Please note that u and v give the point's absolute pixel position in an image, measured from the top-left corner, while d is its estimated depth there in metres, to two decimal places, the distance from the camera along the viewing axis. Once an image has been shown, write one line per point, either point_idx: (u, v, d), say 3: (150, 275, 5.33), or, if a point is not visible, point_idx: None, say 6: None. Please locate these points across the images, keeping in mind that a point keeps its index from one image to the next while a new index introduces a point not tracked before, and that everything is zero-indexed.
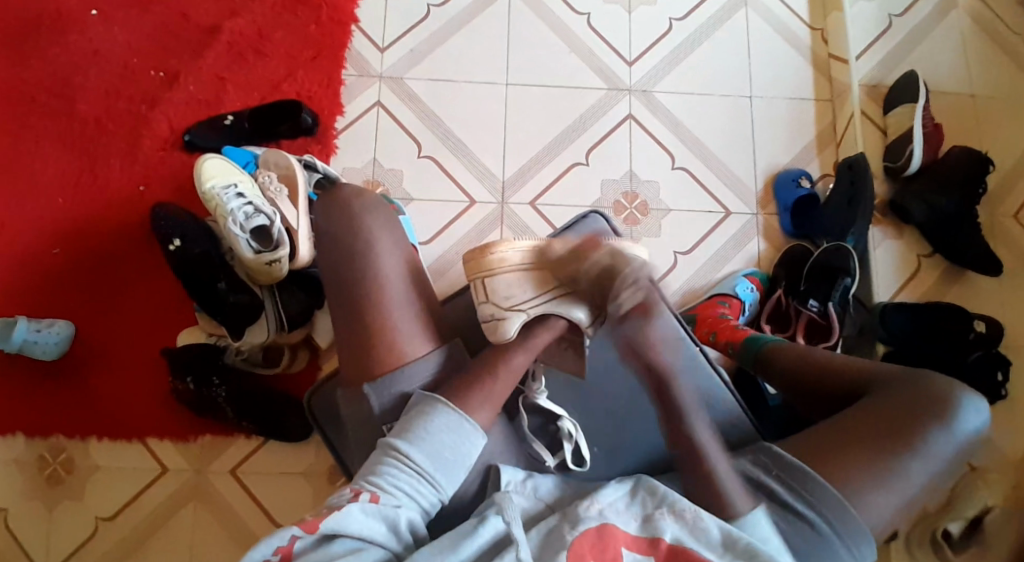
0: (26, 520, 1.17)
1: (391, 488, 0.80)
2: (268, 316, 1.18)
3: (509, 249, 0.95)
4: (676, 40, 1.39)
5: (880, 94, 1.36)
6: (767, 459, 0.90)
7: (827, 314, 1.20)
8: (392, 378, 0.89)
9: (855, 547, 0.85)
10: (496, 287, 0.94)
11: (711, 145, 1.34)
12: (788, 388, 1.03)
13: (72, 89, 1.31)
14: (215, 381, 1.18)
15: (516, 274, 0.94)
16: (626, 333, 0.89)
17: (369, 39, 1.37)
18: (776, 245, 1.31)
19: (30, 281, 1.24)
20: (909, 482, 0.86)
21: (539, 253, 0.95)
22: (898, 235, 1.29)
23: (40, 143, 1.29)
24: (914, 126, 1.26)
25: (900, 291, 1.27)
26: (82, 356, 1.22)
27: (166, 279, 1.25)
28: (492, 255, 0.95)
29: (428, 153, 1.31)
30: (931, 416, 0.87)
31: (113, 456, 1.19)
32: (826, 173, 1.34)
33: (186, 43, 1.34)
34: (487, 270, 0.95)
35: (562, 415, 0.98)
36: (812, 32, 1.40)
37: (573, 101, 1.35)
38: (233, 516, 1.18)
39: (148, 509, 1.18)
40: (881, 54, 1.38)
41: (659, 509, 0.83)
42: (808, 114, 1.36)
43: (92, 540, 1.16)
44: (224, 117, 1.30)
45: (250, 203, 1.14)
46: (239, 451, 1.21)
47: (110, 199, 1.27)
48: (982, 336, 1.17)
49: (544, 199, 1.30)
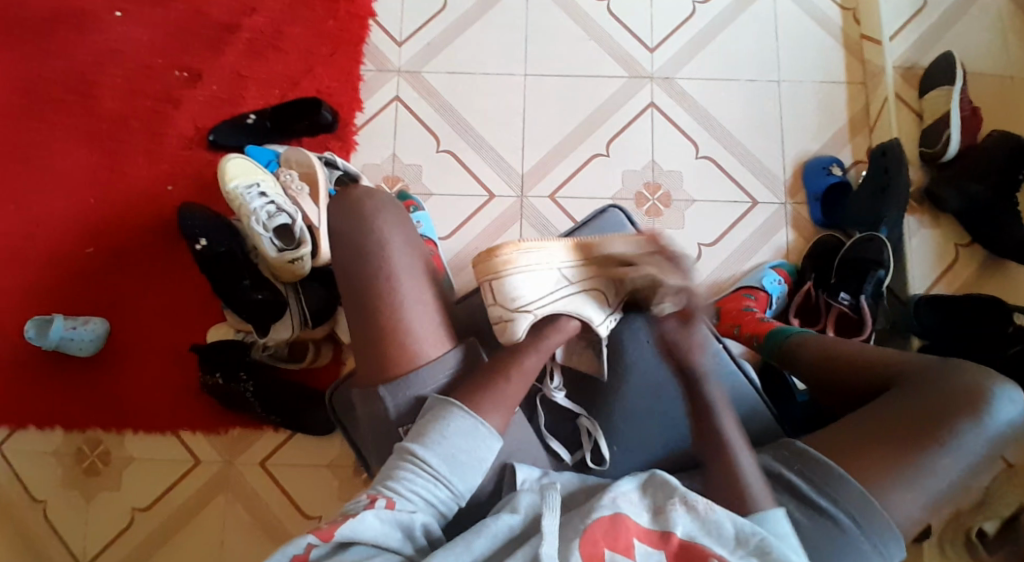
0: (67, 510, 1.22)
1: (407, 493, 0.81)
2: (292, 313, 1.20)
3: (515, 250, 0.95)
4: (700, 23, 1.35)
5: (916, 75, 1.30)
6: (789, 455, 0.88)
7: (858, 307, 1.16)
8: (406, 382, 0.89)
9: (882, 546, 0.82)
10: (503, 289, 0.94)
11: (737, 132, 1.31)
12: (813, 381, 1.00)
13: (100, 90, 1.34)
14: (243, 376, 1.21)
15: (529, 278, 0.94)
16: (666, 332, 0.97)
17: (387, 33, 1.37)
18: (805, 235, 1.27)
19: (65, 280, 1.28)
20: (939, 478, 0.83)
21: (549, 254, 0.96)
22: (934, 224, 1.25)
23: (71, 144, 1.33)
24: (951, 109, 1.20)
25: (936, 281, 1.23)
26: (117, 351, 1.26)
27: (193, 277, 1.28)
28: (498, 259, 0.94)
29: (447, 147, 1.31)
30: (961, 410, 0.84)
31: (147, 449, 1.24)
32: (858, 160, 1.29)
33: (208, 42, 1.36)
34: (493, 273, 0.95)
35: (580, 412, 0.99)
36: (843, 12, 1.35)
37: (594, 90, 1.33)
38: (262, 507, 1.21)
39: (180, 500, 1.22)
40: (916, 33, 1.32)
41: (671, 501, 0.81)
42: (839, 97, 1.32)
43: (129, 529, 1.21)
44: (247, 116, 1.31)
45: (272, 203, 1.16)
46: (268, 443, 1.24)
47: (139, 199, 1.30)
48: (1020, 329, 1.09)
49: (563, 192, 1.29)
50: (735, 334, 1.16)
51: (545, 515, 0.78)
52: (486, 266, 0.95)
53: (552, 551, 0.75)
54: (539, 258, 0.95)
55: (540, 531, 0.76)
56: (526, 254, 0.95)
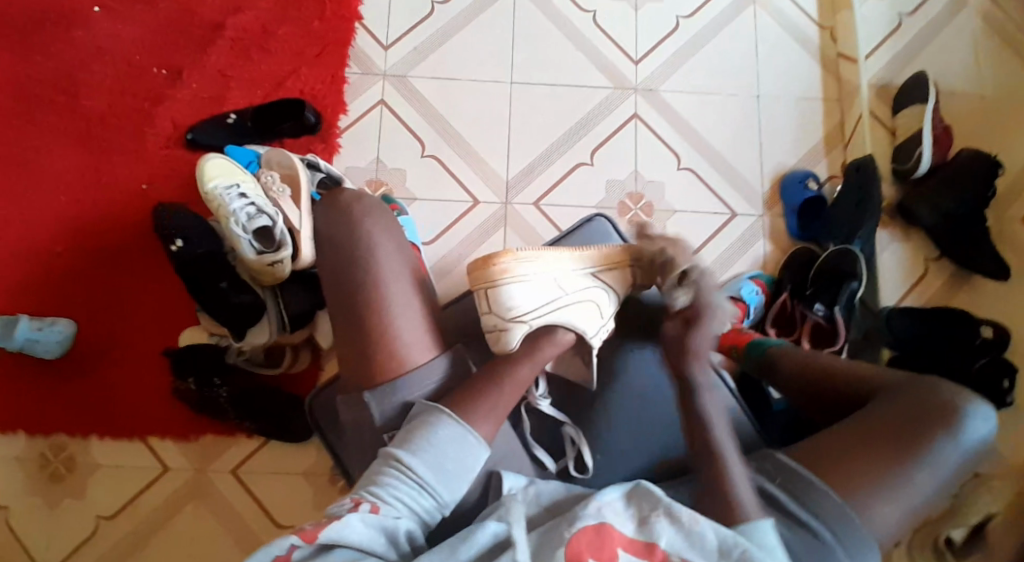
0: (25, 518, 1.17)
1: (391, 499, 0.79)
2: (270, 317, 1.17)
3: (511, 260, 0.95)
4: (684, 37, 1.37)
5: (891, 95, 1.34)
6: (772, 468, 0.89)
7: (833, 319, 1.18)
8: (395, 387, 0.87)
9: (861, 560, 0.84)
10: (499, 298, 0.93)
11: (718, 144, 1.33)
12: (792, 392, 1.02)
13: (73, 85, 1.30)
14: (217, 381, 1.19)
15: (526, 286, 0.94)
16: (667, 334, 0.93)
17: (373, 36, 1.36)
18: (782, 248, 1.30)
19: (31, 278, 1.23)
20: (914, 494, 0.85)
21: (546, 264, 0.97)
22: (905, 238, 1.29)
23: (41, 138, 1.28)
24: (924, 127, 1.24)
25: (906, 294, 1.26)
26: (86, 353, 1.22)
27: (168, 278, 1.25)
28: (495, 267, 0.94)
29: (432, 152, 1.30)
30: (937, 427, 0.86)
31: (115, 455, 1.20)
32: (834, 175, 1.32)
33: (188, 39, 1.33)
34: (489, 281, 0.94)
35: (566, 420, 0.98)
36: (822, 30, 1.39)
37: (579, 99, 1.34)
38: (234, 516, 1.18)
39: (147, 508, 1.18)
40: (891, 54, 1.36)
41: (656, 511, 0.81)
42: (817, 114, 1.35)
43: (93, 538, 1.16)
44: (227, 115, 1.29)
45: (252, 204, 1.14)
46: (240, 450, 1.21)
47: (112, 196, 1.27)
48: (989, 341, 1.15)
49: (548, 199, 1.29)
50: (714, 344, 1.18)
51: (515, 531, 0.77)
52: (480, 275, 0.95)
53: (529, 559, 0.75)
54: (537, 268, 0.96)
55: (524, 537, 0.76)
56: (523, 264, 0.95)
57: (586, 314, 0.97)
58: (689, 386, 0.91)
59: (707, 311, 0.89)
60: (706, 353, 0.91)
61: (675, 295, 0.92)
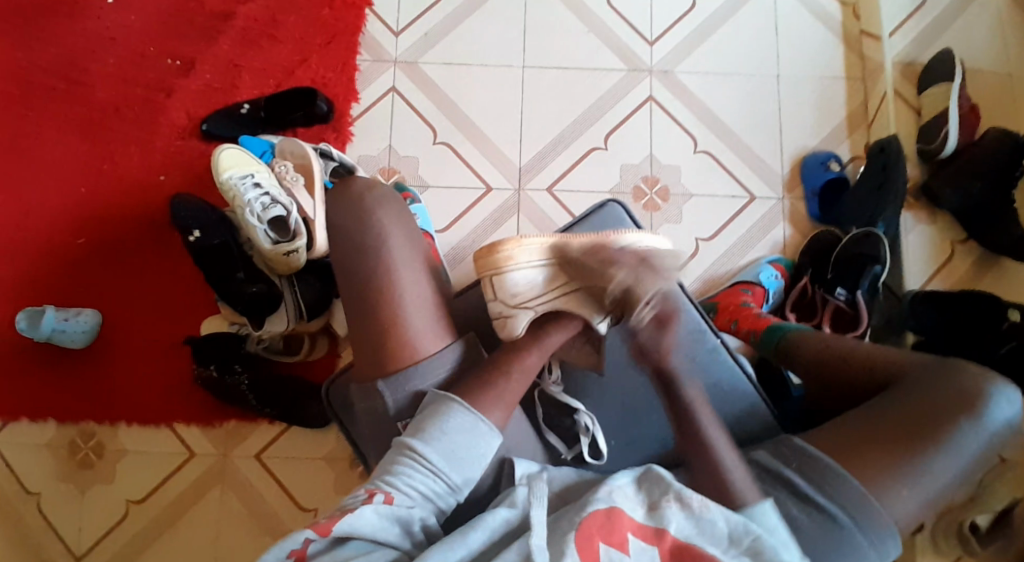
0: (57, 502, 1.21)
1: (405, 488, 0.80)
2: (287, 306, 1.18)
3: (516, 246, 0.93)
4: (699, 17, 1.35)
5: (915, 72, 1.30)
6: (787, 452, 0.87)
7: (855, 303, 1.15)
8: (406, 376, 0.88)
9: (879, 544, 0.82)
10: (506, 285, 0.93)
11: (734, 126, 1.31)
12: (811, 379, 1.00)
13: (92, 78, 1.32)
14: (238, 368, 1.21)
15: (532, 274, 0.93)
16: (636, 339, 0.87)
17: (384, 23, 1.35)
18: (802, 231, 1.27)
19: (56, 270, 1.26)
20: (935, 477, 0.82)
21: (552, 250, 0.95)
22: (931, 220, 1.25)
23: (62, 133, 1.31)
24: (951, 106, 1.20)
25: (932, 277, 1.23)
26: (111, 343, 1.25)
27: (187, 268, 1.27)
28: (500, 254, 0.93)
29: (444, 139, 1.30)
30: (959, 409, 0.84)
31: (141, 441, 1.23)
32: (856, 156, 1.29)
33: (202, 30, 1.34)
34: (496, 268, 0.93)
35: (579, 408, 0.97)
36: (843, 7, 1.35)
37: (592, 83, 1.32)
38: (257, 500, 1.21)
39: (172, 492, 1.21)
40: (915, 29, 1.32)
41: (666, 496, 0.80)
42: (838, 93, 1.31)
43: (122, 522, 1.20)
44: (240, 105, 1.30)
45: (267, 194, 1.15)
46: (262, 436, 1.23)
47: (132, 189, 1.29)
48: (1015, 326, 1.09)
49: (561, 185, 1.28)
50: (731, 330, 1.16)
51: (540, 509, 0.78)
52: (488, 260, 0.93)
53: (542, 543, 0.74)
54: (542, 254, 0.94)
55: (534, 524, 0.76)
56: (528, 250, 0.93)
57: None
58: (671, 378, 0.86)
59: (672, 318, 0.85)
60: (676, 353, 0.87)
61: (642, 309, 0.85)
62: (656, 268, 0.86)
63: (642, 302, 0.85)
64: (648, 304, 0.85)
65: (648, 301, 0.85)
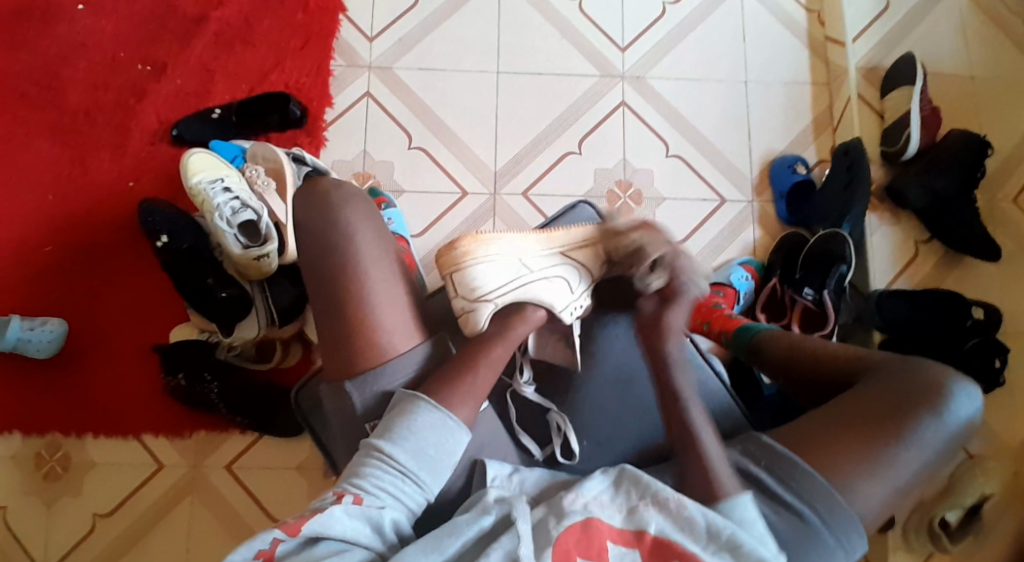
0: (21, 516, 1.17)
1: (375, 489, 0.79)
2: (258, 311, 1.18)
3: (475, 242, 0.96)
4: (671, 24, 1.37)
5: (879, 76, 1.33)
6: (756, 449, 0.88)
7: (821, 302, 1.17)
8: (374, 376, 0.87)
9: (845, 540, 0.83)
10: (464, 279, 0.94)
11: (706, 130, 1.33)
12: (780, 376, 1.01)
13: (57, 82, 1.30)
14: (208, 377, 1.17)
15: (489, 266, 0.94)
16: (642, 311, 0.94)
17: (358, 28, 1.35)
18: (772, 232, 1.30)
19: (20, 278, 1.23)
20: (900, 472, 0.83)
21: (508, 244, 0.97)
22: (896, 221, 1.28)
23: (27, 138, 1.28)
24: (912, 109, 1.24)
25: (897, 277, 1.26)
26: (76, 351, 1.22)
27: (156, 275, 1.25)
28: (457, 251, 0.96)
29: (419, 144, 1.30)
30: (923, 404, 0.85)
31: (108, 454, 1.20)
32: (823, 159, 1.32)
33: (172, 35, 1.32)
34: (454, 264, 0.95)
35: (551, 407, 0.98)
36: (809, 14, 1.38)
37: (566, 88, 1.33)
38: (229, 511, 1.18)
39: (141, 505, 1.18)
40: (879, 35, 1.35)
41: (644, 500, 0.80)
42: (805, 97, 1.34)
43: (89, 536, 1.17)
44: (211, 110, 1.28)
45: (237, 198, 1.14)
46: (234, 446, 1.21)
47: (100, 196, 1.26)
48: (979, 323, 1.15)
49: (537, 189, 1.29)
50: (702, 331, 1.17)
51: (517, 518, 0.77)
52: (449, 257, 0.96)
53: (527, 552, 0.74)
54: (499, 248, 0.96)
55: (512, 531, 0.75)
56: (487, 246, 0.96)
57: (557, 291, 0.95)
58: (665, 365, 0.91)
59: (679, 294, 0.92)
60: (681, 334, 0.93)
61: (652, 273, 0.93)
62: (688, 254, 0.96)
63: (647, 263, 0.93)
64: (659, 267, 0.93)
65: (660, 265, 0.93)
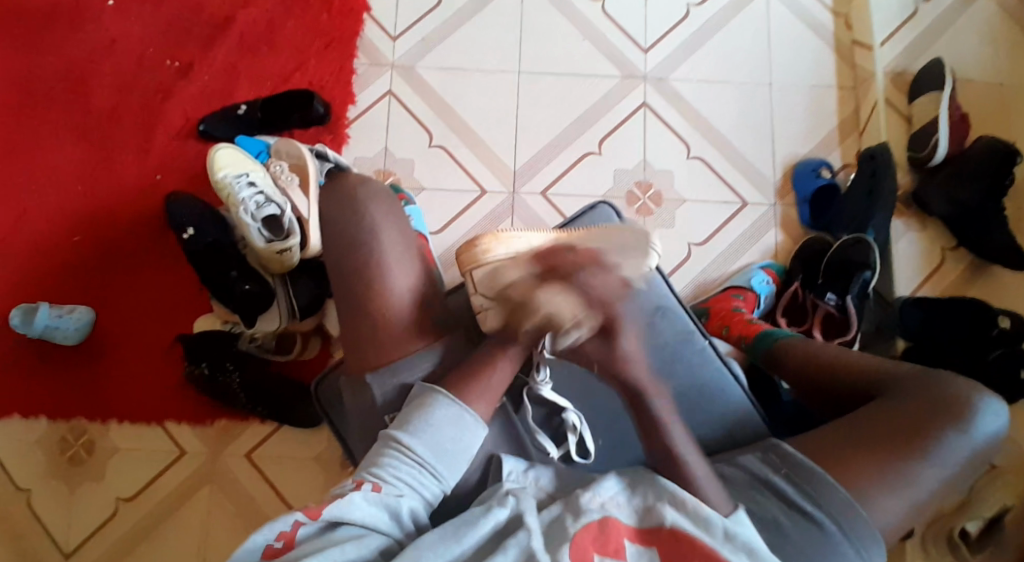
0: (45, 499, 1.20)
1: (394, 479, 0.79)
2: (279, 304, 1.19)
3: (497, 240, 0.92)
4: (694, 26, 1.36)
5: (905, 81, 1.32)
6: (777, 458, 0.86)
7: (844, 307, 1.16)
8: (393, 369, 0.88)
9: (864, 550, 0.81)
10: (486, 278, 0.91)
11: (728, 133, 1.32)
12: (799, 386, 1.00)
13: (92, 79, 1.34)
14: (230, 367, 1.21)
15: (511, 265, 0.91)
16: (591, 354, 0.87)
17: (382, 29, 1.37)
18: (794, 237, 1.28)
19: (51, 268, 1.27)
20: (919, 487, 0.82)
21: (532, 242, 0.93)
22: (921, 227, 1.26)
23: (62, 132, 1.32)
24: (940, 114, 1.21)
25: (922, 284, 1.24)
26: (103, 340, 1.25)
27: (182, 268, 1.28)
28: (477, 248, 0.92)
29: (439, 142, 1.31)
30: (946, 418, 0.83)
31: (132, 440, 1.22)
32: (848, 163, 1.30)
33: (202, 34, 1.35)
34: (476, 262, 0.92)
35: (568, 407, 0.95)
36: (835, 17, 1.37)
37: (586, 89, 1.33)
38: (247, 499, 1.20)
39: (163, 491, 1.20)
40: (906, 39, 1.33)
41: (660, 500, 0.80)
42: (829, 101, 1.33)
43: (111, 520, 1.19)
44: (238, 107, 1.31)
45: (261, 193, 1.15)
46: (255, 435, 1.23)
47: (130, 189, 1.30)
48: (1007, 333, 1.10)
49: (556, 189, 1.29)
50: (723, 335, 1.17)
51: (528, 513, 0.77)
52: (469, 255, 0.92)
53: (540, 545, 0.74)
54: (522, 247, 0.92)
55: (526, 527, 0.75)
56: (508, 244, 0.92)
57: None
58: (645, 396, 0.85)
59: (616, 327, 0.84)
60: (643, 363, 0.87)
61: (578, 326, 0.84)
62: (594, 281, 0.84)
63: (563, 324, 0.84)
64: (588, 315, 0.83)
65: (587, 312, 0.83)
